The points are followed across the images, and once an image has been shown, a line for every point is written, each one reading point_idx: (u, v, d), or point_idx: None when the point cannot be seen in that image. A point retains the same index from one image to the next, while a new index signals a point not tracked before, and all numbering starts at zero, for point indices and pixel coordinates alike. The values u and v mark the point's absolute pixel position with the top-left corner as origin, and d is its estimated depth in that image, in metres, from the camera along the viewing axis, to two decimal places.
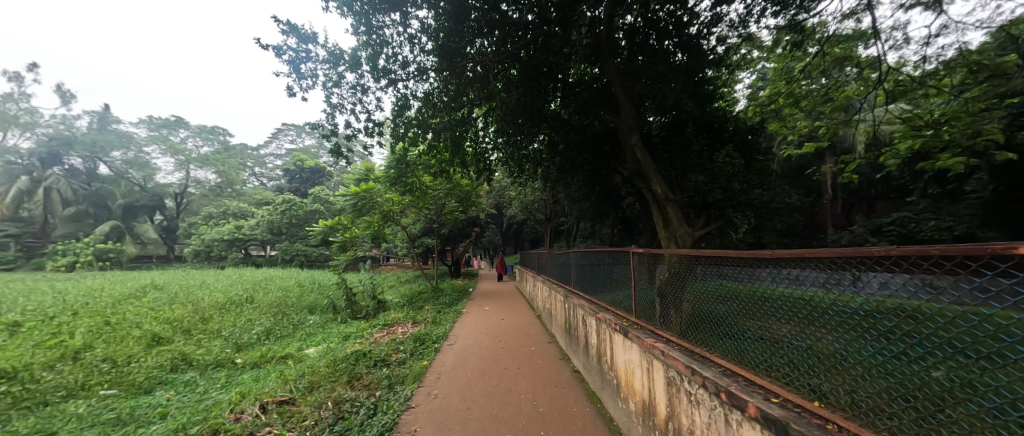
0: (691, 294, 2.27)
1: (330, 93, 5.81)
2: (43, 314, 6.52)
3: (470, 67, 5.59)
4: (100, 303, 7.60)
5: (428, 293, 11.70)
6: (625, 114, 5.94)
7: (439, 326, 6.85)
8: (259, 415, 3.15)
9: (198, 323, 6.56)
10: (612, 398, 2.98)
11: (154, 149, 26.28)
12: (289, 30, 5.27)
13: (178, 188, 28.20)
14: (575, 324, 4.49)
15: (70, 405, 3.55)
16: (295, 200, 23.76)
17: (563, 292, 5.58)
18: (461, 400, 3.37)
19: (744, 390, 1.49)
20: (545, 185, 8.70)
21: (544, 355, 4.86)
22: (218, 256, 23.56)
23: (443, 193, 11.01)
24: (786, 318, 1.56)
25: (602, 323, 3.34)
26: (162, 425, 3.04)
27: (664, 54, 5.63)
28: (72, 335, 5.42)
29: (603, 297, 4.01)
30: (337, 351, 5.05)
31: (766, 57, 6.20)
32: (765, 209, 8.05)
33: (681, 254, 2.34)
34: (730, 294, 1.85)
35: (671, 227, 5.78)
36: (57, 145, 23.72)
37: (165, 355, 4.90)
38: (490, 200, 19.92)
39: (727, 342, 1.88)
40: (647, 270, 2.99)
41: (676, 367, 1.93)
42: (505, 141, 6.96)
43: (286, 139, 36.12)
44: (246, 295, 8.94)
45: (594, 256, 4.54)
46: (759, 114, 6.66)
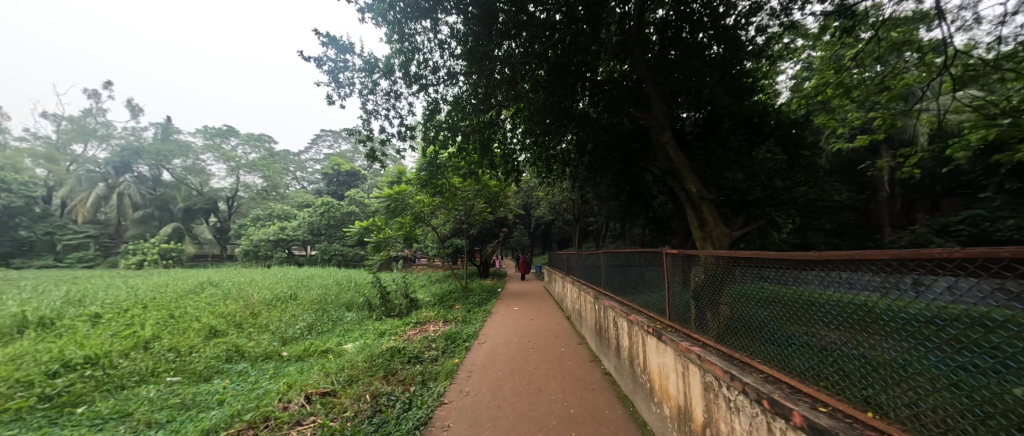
0: (729, 297, 2.17)
1: (366, 100, 6.04)
2: (119, 307, 7.24)
3: (498, 69, 5.64)
4: (166, 298, 8.33)
5: (458, 293, 11.87)
6: (656, 111, 5.75)
7: (469, 325, 6.96)
8: (304, 405, 3.34)
9: (248, 317, 7.04)
10: (645, 402, 2.90)
11: (209, 156, 28.12)
12: (328, 41, 5.54)
13: (230, 192, 30.20)
14: (605, 325, 4.42)
15: (143, 389, 3.93)
16: (332, 201, 24.84)
17: (593, 293, 5.51)
18: (492, 397, 3.43)
19: (788, 398, 1.40)
20: (573, 185, 8.59)
21: (575, 356, 4.81)
22: (265, 256, 25.14)
23: (472, 194, 11.17)
24: (835, 324, 1.45)
25: (634, 325, 3.26)
26: (220, 411, 3.29)
27: (697, 48, 5.44)
28: (143, 326, 5.99)
29: (635, 299, 3.91)
30: (373, 347, 5.25)
31: (812, 45, 5.80)
32: (811, 208, 7.54)
33: (718, 255, 2.25)
34: (774, 297, 1.76)
35: (706, 227, 5.54)
36: (127, 154, 26.35)
37: (221, 347, 5.30)
38: (518, 200, 19.96)
39: (769, 348, 1.78)
40: (680, 271, 2.90)
41: (712, 371, 1.86)
42: (533, 141, 6.96)
43: (323, 145, 37.92)
44: (290, 292, 9.50)
45: (624, 257, 4.47)
46: (803, 106, 6.23)
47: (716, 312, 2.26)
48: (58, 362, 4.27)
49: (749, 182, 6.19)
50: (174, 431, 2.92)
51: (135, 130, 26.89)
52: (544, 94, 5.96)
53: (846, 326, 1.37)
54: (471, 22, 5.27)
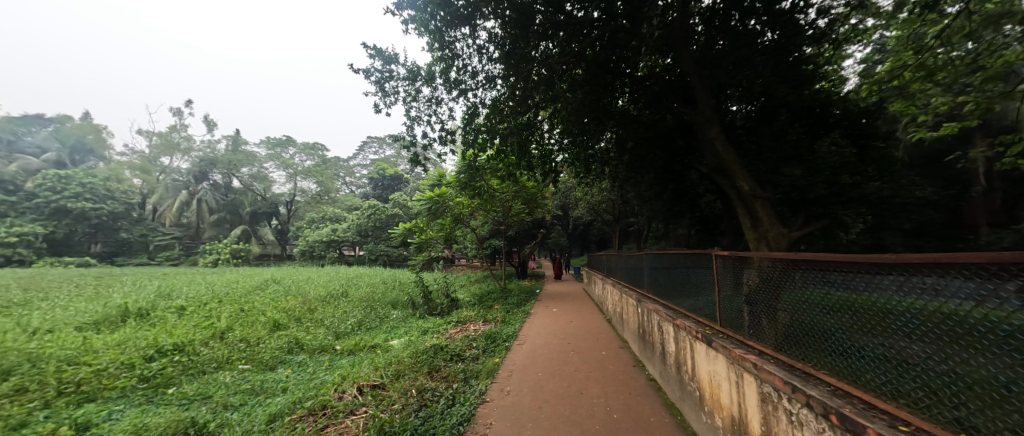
0: (789, 304, 2.01)
1: (409, 107, 6.30)
2: (200, 300, 8.18)
3: (536, 70, 5.65)
4: (237, 293, 9.27)
5: (496, 293, 12.03)
6: (702, 105, 5.46)
7: (508, 325, 7.01)
8: (357, 396, 3.55)
9: (306, 312, 7.60)
10: (694, 411, 2.75)
11: (271, 164, 30.81)
12: (375, 54, 5.86)
13: (288, 196, 32.86)
14: (648, 329, 4.28)
15: (220, 375, 4.38)
16: (378, 204, 26.17)
17: (635, 296, 5.34)
18: (533, 398, 3.43)
19: (861, 414, 1.26)
20: (612, 185, 8.37)
21: (617, 360, 4.69)
22: (319, 255, 27.05)
23: (510, 195, 11.29)
24: (918, 335, 1.29)
25: (681, 331, 3.11)
26: (284, 398, 3.59)
27: (750, 36, 5.07)
28: (220, 318, 6.71)
29: (681, 303, 3.74)
30: (417, 344, 5.45)
31: (886, 25, 5.22)
32: (887, 205, 6.72)
33: (775, 258, 2.10)
34: (843, 304, 1.60)
35: (760, 227, 5.15)
36: (204, 165, 29.43)
37: (283, 339, 5.77)
38: (556, 201, 19.81)
39: (838, 360, 1.62)
40: (732, 274, 2.73)
41: (769, 381, 1.74)
42: (571, 141, 6.92)
43: (370, 151, 40.12)
44: (342, 290, 10.16)
45: (668, 259, 4.31)
46: (875, 93, 5.59)
47: (773, 318, 2.10)
48: (152, 348, 4.89)
49: (810, 178, 5.65)
50: (247, 414, 3.22)
51: (210, 143, 30.21)
52: (582, 93, 5.87)
53: (930, 337, 1.22)
54: (509, 26, 5.33)
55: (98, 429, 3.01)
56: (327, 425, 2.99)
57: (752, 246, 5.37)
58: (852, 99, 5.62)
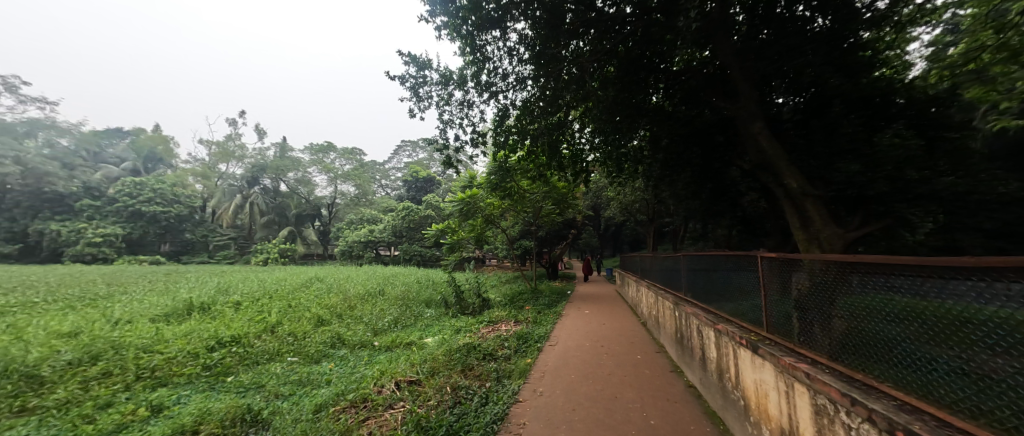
0: (845, 310, 1.86)
1: (441, 111, 6.46)
2: (254, 296, 8.84)
3: (567, 69, 5.60)
4: (286, 290, 9.93)
5: (527, 293, 12.05)
6: (744, 97, 5.19)
7: (540, 326, 7.00)
8: (395, 390, 3.68)
9: (347, 309, 8.00)
10: (739, 422, 2.60)
11: (314, 169, 32.74)
12: (410, 60, 6.06)
13: (329, 199, 34.72)
14: (687, 334, 4.12)
15: (272, 366, 4.71)
16: (412, 206, 27.11)
17: (672, 299, 5.15)
18: (566, 400, 3.39)
19: (933, 432, 1.14)
20: (646, 184, 8.12)
21: (653, 365, 4.54)
22: (358, 255, 28.34)
23: (540, 195, 11.27)
24: (1002, 348, 1.14)
25: (723, 336, 2.96)
26: (329, 389, 3.79)
27: (797, 23, 4.91)
28: (271, 313, 7.21)
29: (723, 307, 3.57)
30: (451, 342, 5.58)
31: (959, 2, 4.70)
32: (964, 203, 6.00)
33: (829, 261, 1.95)
34: (911, 312, 1.45)
35: (812, 227, 4.77)
36: (255, 170, 31.80)
37: (327, 334, 6.09)
38: (587, 201, 19.51)
39: (904, 372, 1.46)
40: (781, 277, 2.57)
41: (823, 391, 1.62)
42: (603, 140, 6.81)
43: (404, 155, 41.59)
44: (379, 288, 10.61)
45: (708, 261, 4.14)
46: (947, 79, 5.02)
47: (828, 326, 1.95)
48: (213, 339, 5.34)
49: (868, 174, 5.16)
50: (296, 404, 3.43)
51: (260, 151, 32.62)
52: (614, 91, 5.76)
53: (1017, 350, 1.08)
54: (540, 27, 5.35)
55: (170, 411, 3.34)
56: (368, 417, 3.13)
57: (803, 248, 4.99)
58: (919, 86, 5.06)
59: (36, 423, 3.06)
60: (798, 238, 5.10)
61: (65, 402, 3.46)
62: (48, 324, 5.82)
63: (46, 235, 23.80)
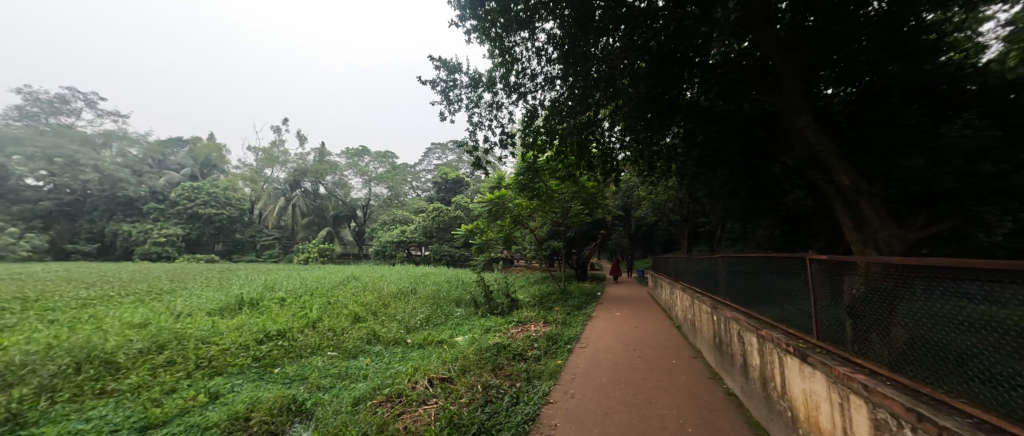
0: (906, 317, 1.71)
1: (471, 113, 6.57)
2: (297, 293, 9.40)
3: (595, 67, 5.51)
4: (325, 288, 10.47)
5: (556, 294, 11.98)
6: (789, 89, 4.83)
7: (569, 328, 6.94)
8: (428, 387, 3.77)
9: (382, 307, 8.31)
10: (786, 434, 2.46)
11: (350, 172, 34.28)
12: (441, 65, 6.20)
13: (364, 201, 36.16)
14: (727, 340, 3.93)
15: (314, 359, 4.97)
16: (442, 207, 27.75)
17: (709, 303, 4.94)
18: (598, 403, 3.35)
19: None
20: (679, 183, 7.84)
21: (689, 371, 4.37)
22: (390, 254, 29.33)
23: (568, 195, 11.18)
24: None
25: (768, 343, 2.80)
26: (366, 384, 3.95)
27: (850, 7, 4.40)
28: (312, 309, 7.62)
29: (767, 312, 3.38)
30: (481, 341, 5.66)
31: None
32: None
33: (888, 264, 1.80)
34: (986, 321, 1.30)
35: (867, 227, 4.39)
36: (295, 174, 33.73)
37: (363, 330, 6.35)
38: (616, 201, 19.12)
39: (980, 388, 1.32)
40: (831, 282, 2.40)
41: (884, 404, 1.49)
42: (634, 138, 6.67)
43: (434, 157, 42.59)
44: (411, 287, 10.94)
45: (749, 262, 3.95)
46: None
47: (887, 334, 1.80)
48: (262, 332, 5.72)
49: (934, 169, 4.63)
50: (336, 396, 3.61)
51: (301, 156, 34.57)
52: (646, 87, 5.60)
53: None
54: (568, 25, 5.33)
55: (225, 399, 3.61)
56: (404, 411, 3.23)
57: (857, 250, 4.60)
58: (994, 71, 4.18)
59: (113, 405, 3.41)
60: (850, 239, 4.72)
61: (137, 386, 3.83)
62: (123, 315, 6.49)
63: (119, 235, 26.54)
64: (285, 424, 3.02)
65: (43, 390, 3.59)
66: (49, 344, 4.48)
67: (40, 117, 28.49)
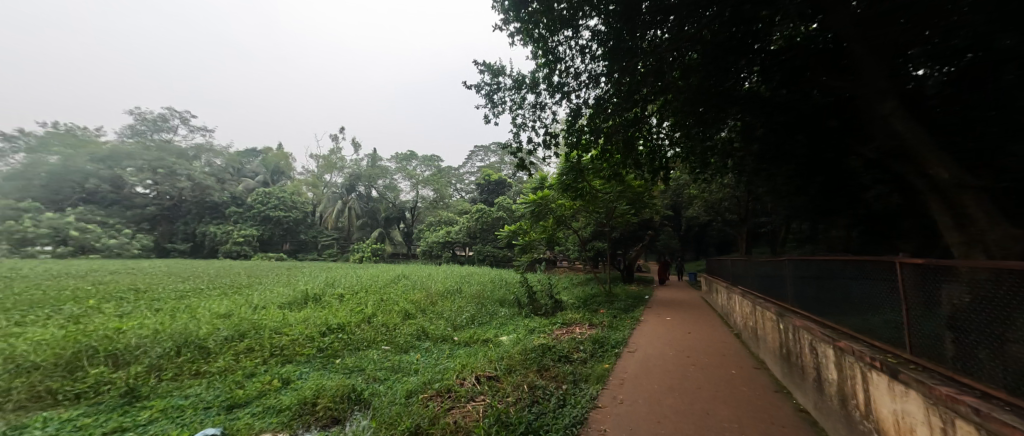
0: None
1: (515, 115, 6.62)
2: (355, 290, 10.10)
3: (642, 62, 5.35)
4: (378, 285, 11.14)
5: (600, 297, 11.71)
6: (868, 74, 4.09)
7: (616, 331, 6.75)
8: (476, 384, 3.87)
9: (431, 305, 8.66)
10: None
11: (400, 176, 36.16)
12: (485, 68, 6.32)
13: (412, 204, 37.86)
14: (797, 351, 3.58)
15: (370, 352, 5.30)
16: (484, 208, 28.39)
17: (774, 310, 4.53)
18: (650, 411, 3.22)
19: None
20: (735, 180, 7.30)
21: (752, 382, 4.05)
22: (437, 254, 30.45)
23: (613, 195, 10.89)
24: None
25: (849, 356, 2.51)
26: (418, 377, 4.15)
27: None
28: (367, 305, 8.14)
29: (845, 321, 3.03)
30: (526, 342, 5.69)
31: None
32: None
33: (1001, 269, 1.53)
34: None
35: (972, 227, 3.74)
36: (350, 179, 36.27)
37: (413, 327, 6.65)
38: (665, 200, 18.27)
39: None
40: (925, 290, 2.09)
41: (999, 433, 1.27)
42: (684, 134, 6.33)
43: (477, 159, 43.50)
44: (456, 286, 11.32)
45: (823, 266, 3.57)
46: None
47: (1002, 350, 1.53)
48: (324, 325, 6.21)
49: None
50: (391, 388, 3.82)
51: (356, 162, 37.10)
52: (697, 79, 5.28)
53: None
54: (613, 21, 5.23)
55: (295, 384, 3.97)
56: (453, 406, 3.35)
57: (960, 253, 3.93)
58: None
59: (206, 385, 3.90)
60: (952, 240, 4.04)
61: (224, 369, 4.34)
62: (211, 306, 7.40)
63: (208, 236, 30.46)
64: (346, 411, 3.26)
65: (153, 368, 4.19)
66: (157, 329, 5.23)
67: (147, 134, 33.44)
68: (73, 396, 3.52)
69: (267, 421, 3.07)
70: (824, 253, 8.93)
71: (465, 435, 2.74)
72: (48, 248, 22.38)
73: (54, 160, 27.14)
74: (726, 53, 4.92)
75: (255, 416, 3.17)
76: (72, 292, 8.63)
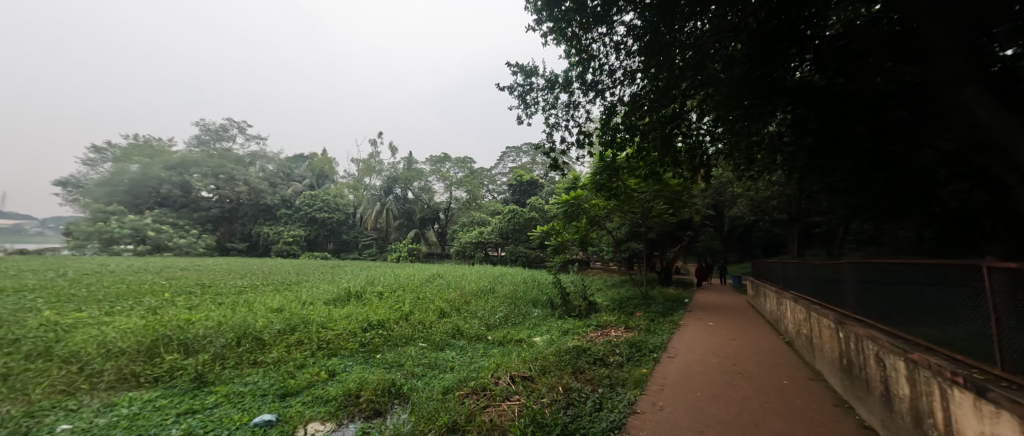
0: None
1: (548, 115, 6.61)
2: (393, 288, 10.50)
3: (681, 56, 5.25)
4: (414, 284, 11.53)
5: (636, 299, 11.38)
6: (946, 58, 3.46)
7: (653, 335, 6.55)
8: (511, 383, 3.90)
9: (465, 304, 8.82)
10: None
11: (435, 178, 37.11)
12: (518, 69, 6.35)
13: (445, 205, 38.68)
14: (860, 363, 3.28)
15: (408, 348, 5.50)
16: (516, 209, 28.55)
17: (832, 317, 4.19)
18: (693, 420, 3.09)
19: None
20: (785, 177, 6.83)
21: (808, 395, 3.76)
22: (469, 255, 30.95)
23: (649, 194, 10.55)
24: None
25: (924, 370, 2.27)
26: (454, 375, 4.24)
27: None
28: (405, 303, 8.44)
29: (917, 329, 2.77)
30: (560, 343, 5.65)
31: None
32: None
33: None
34: None
35: None
36: (388, 182, 37.77)
37: (448, 325, 6.80)
38: (706, 199, 17.45)
39: None
40: (1017, 298, 1.85)
41: None
42: (727, 129, 6.02)
43: (509, 160, 43.73)
44: (489, 286, 11.47)
45: (892, 270, 3.27)
46: None
47: None
48: (365, 322, 6.51)
49: None
50: (428, 384, 3.94)
51: (393, 165, 38.62)
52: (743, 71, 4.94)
53: None
54: (650, 13, 5.04)
55: (340, 377, 4.19)
56: (489, 404, 3.39)
57: None
58: None
59: (262, 374, 4.23)
60: None
61: (278, 359, 4.68)
62: (265, 301, 8.01)
63: (263, 236, 33.13)
64: (387, 404, 3.40)
65: (218, 356, 4.61)
66: (220, 321, 5.73)
67: (209, 143, 36.79)
68: (152, 379, 3.94)
69: (316, 410, 3.27)
70: (890, 256, 8.07)
71: (502, 434, 2.76)
72: (129, 246, 26.04)
73: (135, 168, 30.20)
74: (774, 41, 4.59)
75: (306, 405, 3.40)
76: (150, 286, 9.69)
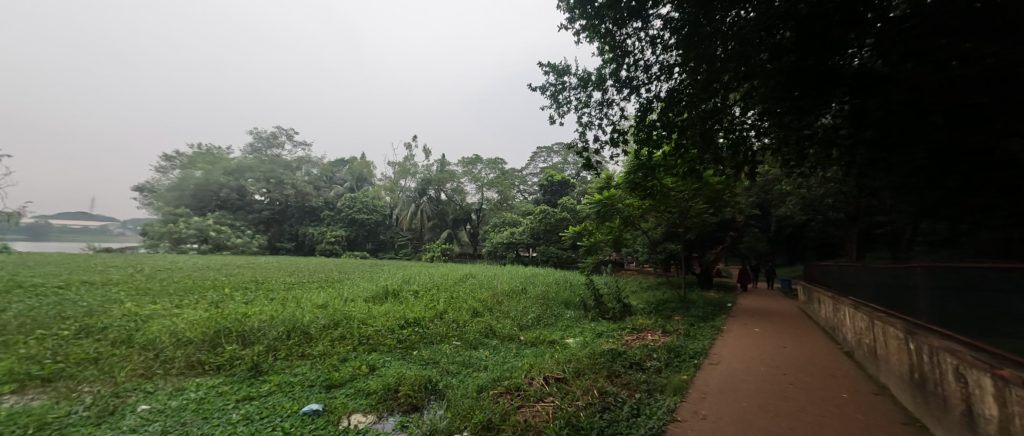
0: None
1: (581, 114, 6.53)
2: (429, 287, 10.80)
3: (722, 47, 5.04)
4: (449, 283, 11.82)
5: (672, 302, 10.96)
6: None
7: (693, 340, 6.27)
8: (545, 385, 3.89)
9: (498, 304, 8.90)
10: None
11: (467, 180, 37.68)
12: (550, 69, 6.33)
13: (477, 206, 39.20)
14: (934, 378, 2.95)
15: (443, 347, 5.62)
16: (547, 209, 28.48)
17: (900, 327, 3.80)
18: (739, 431, 2.93)
19: None
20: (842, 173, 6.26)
21: (872, 411, 3.43)
22: (501, 255, 31.24)
23: (688, 193, 10.09)
24: None
25: (1013, 389, 2.01)
26: (488, 374, 4.30)
27: None
28: (440, 302, 8.64)
29: (1006, 343, 2.45)
30: (595, 345, 5.56)
31: None
32: None
33: None
34: None
35: None
36: (422, 184, 38.91)
37: (482, 325, 6.88)
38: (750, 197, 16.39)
39: None
40: None
41: None
42: (775, 123, 5.63)
43: (540, 160, 43.52)
44: (521, 287, 11.52)
45: (976, 275, 2.90)
46: None
47: None
48: (403, 319, 6.73)
49: None
50: (462, 381, 4.02)
51: (427, 167, 39.72)
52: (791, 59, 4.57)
53: None
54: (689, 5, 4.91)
55: (379, 371, 4.38)
56: (523, 404, 3.41)
57: None
58: None
59: (309, 366, 4.51)
60: None
61: (324, 352, 4.98)
62: (311, 297, 8.53)
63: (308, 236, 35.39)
64: (425, 399, 3.52)
65: (271, 347, 4.98)
66: (272, 316, 6.18)
67: (262, 150, 39.81)
68: (215, 367, 4.32)
69: (358, 402, 3.43)
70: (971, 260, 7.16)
71: (537, 434, 2.76)
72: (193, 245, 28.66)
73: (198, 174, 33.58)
74: (828, 27, 4.14)
75: (349, 396, 3.59)
76: (214, 281, 10.67)
